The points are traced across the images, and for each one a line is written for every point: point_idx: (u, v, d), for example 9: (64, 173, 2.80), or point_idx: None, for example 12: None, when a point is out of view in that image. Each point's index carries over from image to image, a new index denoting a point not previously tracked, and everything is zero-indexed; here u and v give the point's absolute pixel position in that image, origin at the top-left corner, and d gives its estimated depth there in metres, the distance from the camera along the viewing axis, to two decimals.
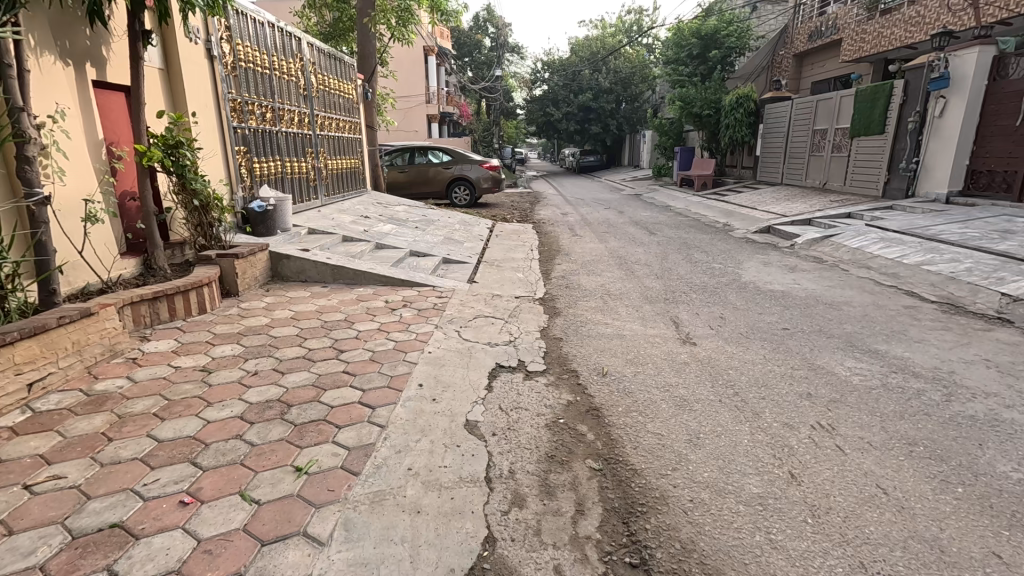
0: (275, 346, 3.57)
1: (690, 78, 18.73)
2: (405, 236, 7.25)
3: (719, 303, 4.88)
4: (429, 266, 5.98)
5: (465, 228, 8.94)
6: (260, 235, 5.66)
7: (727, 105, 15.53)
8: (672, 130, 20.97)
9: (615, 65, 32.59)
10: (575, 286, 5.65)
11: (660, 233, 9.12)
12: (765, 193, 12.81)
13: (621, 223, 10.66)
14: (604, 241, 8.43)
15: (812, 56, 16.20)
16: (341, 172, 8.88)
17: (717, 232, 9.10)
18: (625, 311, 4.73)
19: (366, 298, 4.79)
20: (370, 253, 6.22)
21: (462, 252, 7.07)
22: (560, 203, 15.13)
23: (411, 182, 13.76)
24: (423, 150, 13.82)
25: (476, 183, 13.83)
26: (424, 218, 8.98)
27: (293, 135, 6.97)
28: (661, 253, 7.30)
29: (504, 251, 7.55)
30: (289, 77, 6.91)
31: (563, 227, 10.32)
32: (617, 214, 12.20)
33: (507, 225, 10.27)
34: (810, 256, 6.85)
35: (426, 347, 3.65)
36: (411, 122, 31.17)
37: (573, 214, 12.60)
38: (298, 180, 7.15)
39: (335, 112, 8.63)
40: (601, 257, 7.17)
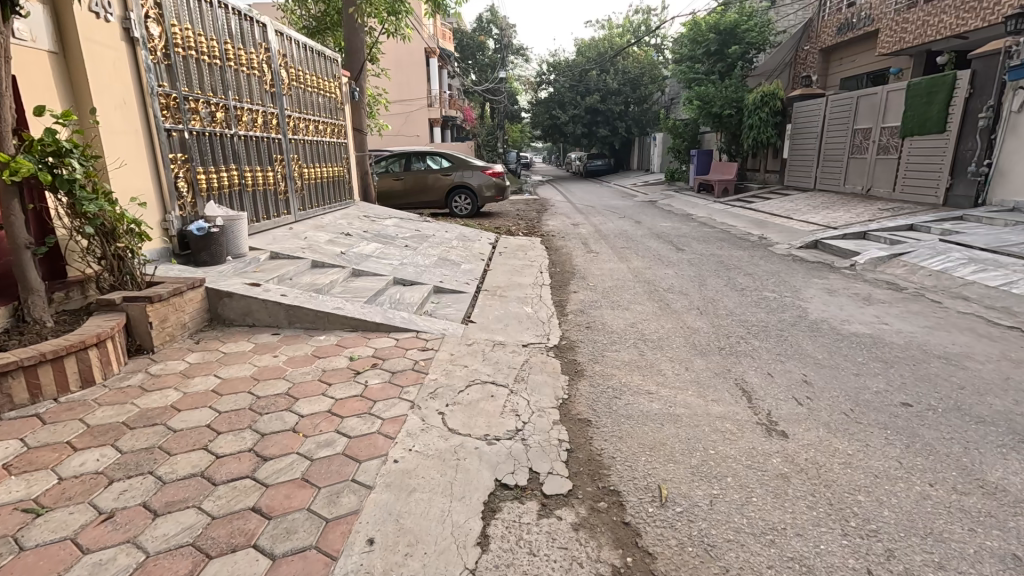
0: (166, 450, 2.40)
1: (707, 76, 17.45)
2: (392, 258, 6.13)
3: (792, 354, 3.70)
4: (417, 300, 4.84)
5: (464, 244, 7.80)
6: (203, 264, 4.52)
7: (750, 105, 14.28)
8: (687, 132, 19.74)
9: (623, 65, 31.47)
10: (599, 326, 4.47)
11: (688, 249, 7.92)
12: (798, 200, 11.56)
13: (640, 235, 9.45)
14: (625, 259, 7.24)
15: (841, 49, 14.88)
16: (321, 182, 7.75)
17: (755, 247, 7.89)
18: (670, 368, 3.56)
19: (326, 354, 3.61)
20: (346, 283, 5.09)
21: (459, 278, 5.92)
22: (570, 211, 13.96)
23: (408, 190, 12.63)
24: (420, 156, 12.67)
25: (478, 191, 12.71)
26: (418, 234, 7.86)
27: (255, 139, 5.84)
28: (697, 276, 6.11)
29: (509, 275, 6.37)
30: (250, 71, 5.78)
31: (576, 241, 9.15)
32: (635, 224, 11.02)
33: (513, 239, 9.10)
34: (882, 281, 5.62)
35: (392, 449, 2.46)
36: (413, 126, 30.22)
37: (585, 224, 11.43)
38: (263, 193, 6.02)
39: (314, 113, 7.50)
40: (625, 282, 5.99)
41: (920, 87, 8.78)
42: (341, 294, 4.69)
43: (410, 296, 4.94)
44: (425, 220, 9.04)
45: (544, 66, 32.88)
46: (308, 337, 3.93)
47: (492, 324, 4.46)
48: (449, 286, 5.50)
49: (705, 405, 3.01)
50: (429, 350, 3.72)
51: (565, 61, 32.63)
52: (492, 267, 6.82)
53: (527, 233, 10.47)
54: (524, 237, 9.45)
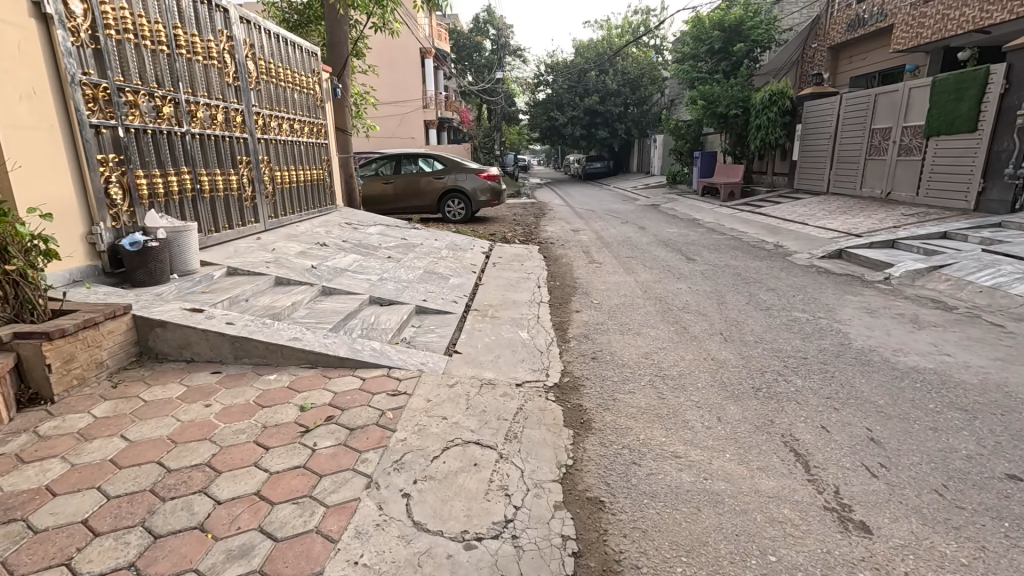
0: (8, 569, 1.71)
1: (710, 76, 16.81)
2: (371, 272, 5.45)
3: (845, 398, 3.03)
4: (395, 324, 4.16)
5: (454, 255, 7.12)
6: (139, 284, 3.84)
7: (757, 106, 13.62)
8: (689, 133, 19.14)
9: (622, 65, 30.89)
10: (607, 357, 3.79)
11: (700, 259, 7.25)
12: (811, 204, 10.90)
13: (645, 243, 8.78)
14: (631, 271, 6.56)
15: (851, 46, 14.26)
16: (297, 186, 7.07)
17: (772, 257, 7.23)
18: (698, 417, 2.88)
19: (273, 401, 2.92)
20: (313, 303, 4.40)
21: (445, 294, 5.24)
22: (569, 215, 13.32)
23: (398, 195, 11.95)
24: (411, 158, 11.98)
25: (472, 196, 12.02)
26: (404, 243, 7.18)
27: (214, 139, 5.17)
28: (714, 292, 5.45)
29: (503, 290, 5.68)
30: (208, 62, 5.12)
31: (576, 249, 8.48)
32: (639, 230, 10.36)
33: (509, 247, 8.42)
34: (925, 298, 4.96)
35: (330, 562, 1.77)
36: (407, 128, 29.71)
37: (585, 230, 10.77)
38: (224, 199, 5.34)
39: (289, 111, 6.82)
40: (633, 299, 5.32)
41: (947, 83, 8.22)
42: (305, 318, 4.00)
43: (386, 320, 4.26)
44: (414, 228, 8.36)
45: (541, 67, 32.27)
46: (255, 377, 3.23)
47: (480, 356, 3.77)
48: (433, 306, 4.82)
49: (750, 477, 2.33)
50: (401, 394, 3.03)
51: (563, 61, 32.02)
52: (484, 281, 6.13)
53: (524, 240, 9.78)
54: (521, 245, 8.76)
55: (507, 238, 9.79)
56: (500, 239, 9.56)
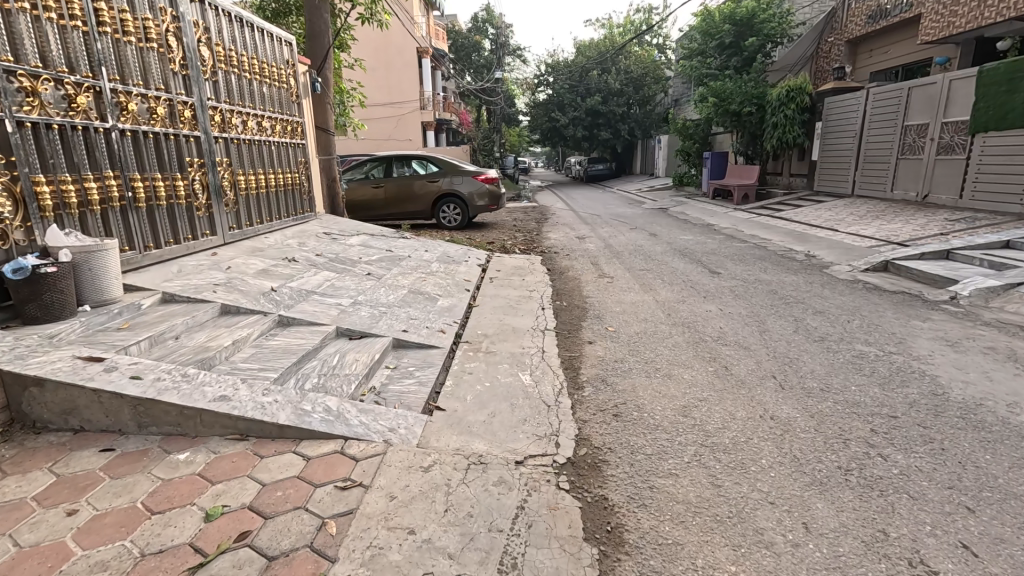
0: None
1: (721, 73, 15.96)
2: (344, 295, 4.58)
3: (975, 490, 2.16)
4: (363, 368, 3.28)
5: (446, 269, 6.26)
6: (31, 320, 2.98)
7: (772, 104, 12.79)
8: (697, 133, 18.32)
9: (625, 65, 30.10)
10: (634, 415, 2.92)
11: (724, 272, 6.40)
12: (836, 208, 10.04)
13: (660, 253, 7.92)
14: (649, 288, 5.71)
15: (872, 40, 13.41)
16: (266, 192, 6.21)
17: (807, 269, 6.37)
18: (776, 525, 2.01)
19: (169, 505, 2.04)
20: (262, 341, 3.53)
21: (431, 322, 4.37)
22: (573, 221, 12.48)
23: (390, 199, 11.13)
24: (402, 160, 11.15)
25: (468, 201, 11.17)
26: (389, 256, 6.33)
27: (154, 136, 4.33)
28: (751, 316, 4.60)
29: (500, 314, 4.82)
30: (147, 44, 4.28)
31: (583, 260, 7.65)
32: (650, 238, 9.50)
33: (508, 259, 7.56)
34: (1012, 325, 4.09)
35: None
36: (405, 130, 29.07)
37: (592, 237, 9.91)
38: (168, 209, 4.49)
39: (256, 107, 5.97)
40: (656, 326, 4.46)
41: (998, 72, 7.45)
42: (246, 363, 3.13)
43: (352, 363, 3.38)
44: (401, 237, 7.51)
45: (542, 67, 31.47)
46: (159, 457, 2.36)
47: (469, 414, 2.91)
48: (415, 338, 3.95)
49: None
50: (354, 487, 2.17)
51: (564, 61, 31.22)
52: (478, 302, 5.28)
53: (524, 249, 8.94)
54: (523, 256, 7.93)
55: (507, 247, 8.94)
56: (499, 248, 8.69)
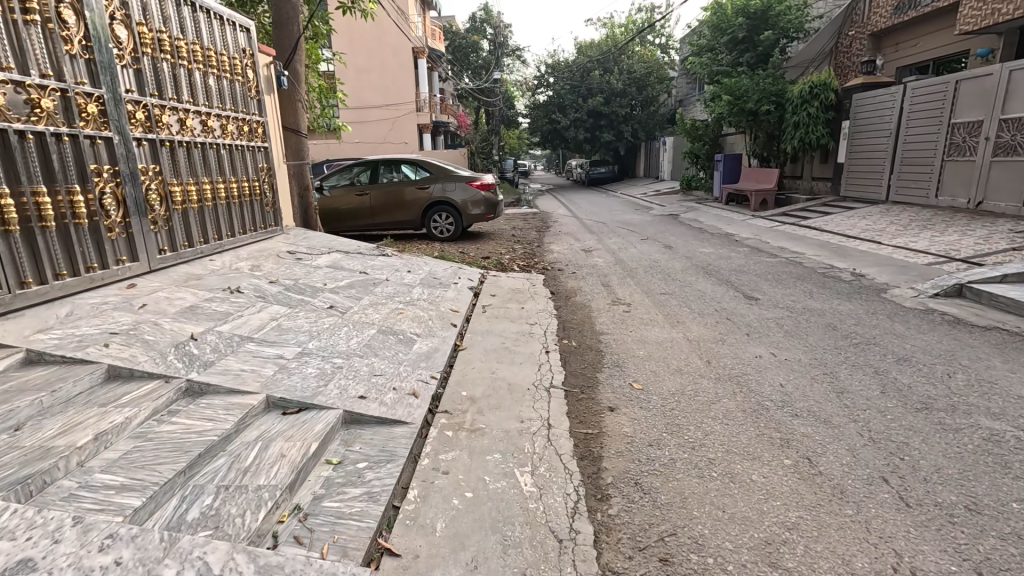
0: None
1: (733, 70, 14.94)
2: (291, 341, 3.55)
3: None
4: (286, 475, 2.24)
5: (429, 296, 5.22)
6: None
7: (792, 101, 11.78)
8: (707, 134, 17.32)
9: (627, 64, 29.15)
10: (695, 567, 1.88)
11: (762, 298, 5.36)
12: (871, 217, 9.01)
13: (680, 270, 6.89)
14: (675, 322, 4.67)
15: (898, 32, 12.40)
16: (215, 204, 5.17)
17: (862, 294, 5.34)
18: None
19: None
20: (151, 425, 2.48)
21: (400, 379, 3.32)
22: (577, 230, 11.46)
23: (376, 208, 10.12)
24: (391, 165, 10.22)
25: (461, 209, 10.10)
26: (360, 281, 5.30)
27: (35, 137, 3.30)
28: (816, 365, 3.57)
29: (493, 363, 3.78)
30: (23, 16, 3.29)
31: (592, 279, 6.62)
32: (665, 250, 8.47)
33: (505, 280, 6.52)
34: None
35: None
36: (401, 132, 28.10)
37: (599, 249, 8.88)
38: (59, 231, 3.47)
39: (200, 102, 4.95)
40: (695, 383, 3.42)
41: None
42: (103, 475, 2.07)
43: (274, 461, 2.34)
44: (382, 255, 6.49)
45: (542, 67, 30.53)
46: None
47: (436, 568, 1.88)
48: (374, 410, 2.91)
49: None
50: None
51: (564, 60, 30.29)
52: (466, 343, 4.23)
53: (524, 263, 7.90)
54: (523, 274, 6.90)
55: (504, 262, 7.92)
56: (495, 264, 7.66)
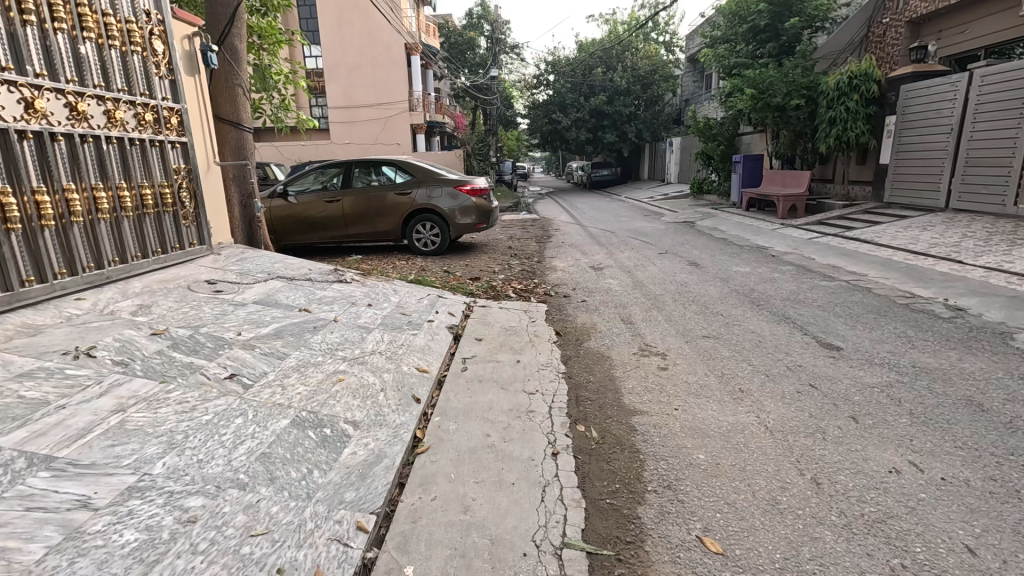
0: None
1: (753, 63, 13.54)
2: (122, 463, 2.11)
3: None
4: None
5: (388, 348, 3.79)
6: None
7: (827, 93, 10.41)
8: (722, 133, 15.93)
9: (631, 61, 27.74)
10: None
11: (844, 346, 3.95)
12: (934, 228, 7.60)
13: (718, 299, 5.48)
14: (737, 393, 3.24)
15: (943, 17, 10.88)
16: (91, 220, 3.77)
17: (983, 342, 3.91)
18: None
19: None
20: None
21: (293, 545, 1.87)
22: (584, 241, 10.06)
23: (350, 216, 8.70)
24: (367, 166, 8.82)
25: (448, 218, 8.62)
26: (294, 326, 3.86)
27: None
28: (1004, 500, 2.14)
29: (469, 486, 2.35)
30: None
31: (607, 311, 5.20)
32: (692, 268, 7.06)
33: (498, 313, 5.09)
34: None
35: None
36: (393, 133, 26.73)
37: (612, 266, 7.46)
38: None
39: (60, 78, 3.55)
40: (812, 541, 1.98)
41: None
42: None
43: None
44: (338, 282, 5.06)
45: (541, 64, 29.17)
46: None
47: None
48: None
49: None
50: None
51: (564, 57, 28.92)
52: (430, 436, 2.79)
53: (522, 286, 6.47)
54: (520, 304, 5.47)
55: (498, 283, 6.50)
56: (486, 287, 6.23)
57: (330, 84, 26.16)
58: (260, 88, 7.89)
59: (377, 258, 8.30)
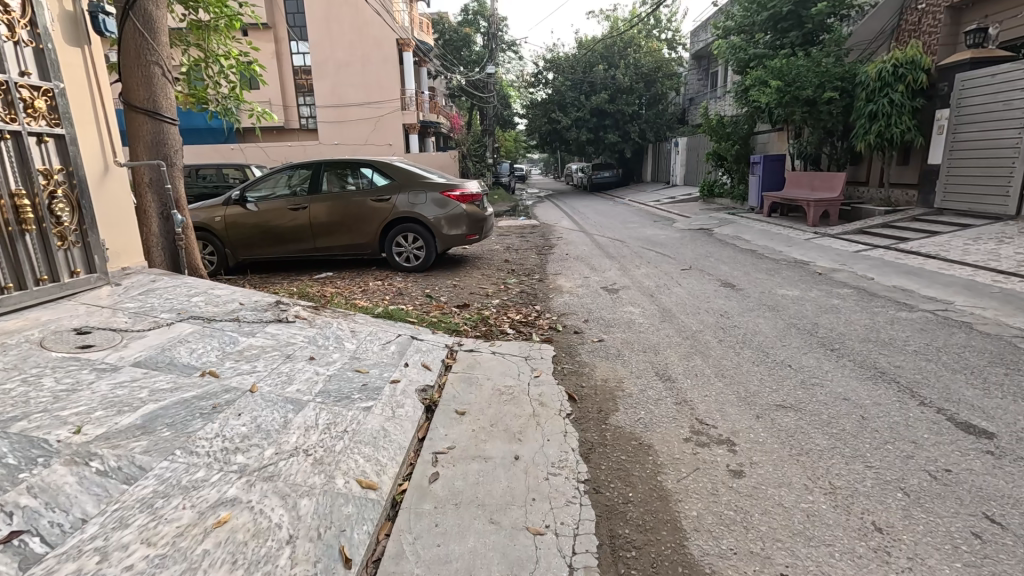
0: None
1: (775, 54, 12.27)
2: None
3: None
4: None
5: (321, 442, 2.51)
6: None
7: (866, 86, 9.24)
8: (737, 131, 14.71)
9: (634, 58, 26.49)
10: None
11: (995, 430, 2.70)
12: (1013, 241, 6.37)
13: (775, 338, 4.24)
14: (876, 540, 1.97)
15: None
16: None
17: None
18: None
19: None
20: None
21: None
22: (591, 253, 8.83)
23: (318, 226, 7.44)
24: (340, 168, 7.54)
25: (433, 228, 7.32)
26: (182, 407, 2.58)
27: None
28: None
29: None
30: None
31: (634, 358, 3.94)
32: (728, 291, 5.81)
33: (489, 363, 3.83)
34: None
35: None
36: (384, 133, 25.46)
37: (629, 288, 6.21)
38: None
39: None
40: None
41: None
42: None
43: None
44: (275, 324, 3.79)
45: (540, 62, 27.95)
46: None
47: None
48: None
49: None
50: None
51: (564, 54, 27.70)
52: None
53: (521, 315, 5.21)
54: (519, 346, 4.21)
55: (493, 312, 5.26)
56: (477, 318, 4.97)
57: (318, 82, 24.96)
58: (205, 74, 6.64)
59: (349, 276, 7.03)
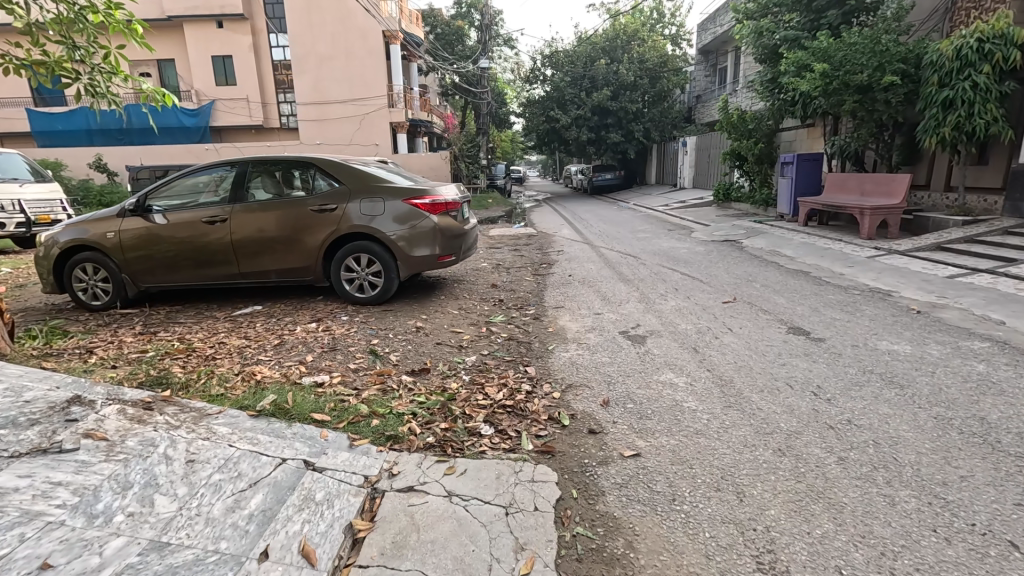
0: None
1: (811, 36, 10.49)
2: None
3: None
4: None
5: None
6: None
7: (939, 67, 7.52)
8: (760, 127, 12.98)
9: (638, 52, 24.72)
10: None
11: None
12: None
13: (939, 459, 2.46)
14: None
15: None
16: None
17: None
18: None
19: None
20: None
21: None
22: (601, 275, 7.06)
23: (244, 245, 5.66)
24: (275, 170, 5.76)
25: (393, 247, 5.52)
26: None
27: None
28: None
29: None
30: None
31: (705, 511, 2.16)
32: (805, 344, 4.05)
33: (435, 531, 2.03)
34: None
35: None
36: (370, 133, 23.70)
37: (660, 336, 4.44)
38: None
39: None
40: None
41: None
42: None
43: None
44: (21, 464, 2.01)
45: (537, 57, 26.21)
46: None
47: None
48: None
49: None
50: None
51: (563, 49, 25.94)
52: None
53: (505, 390, 3.42)
54: (495, 475, 2.42)
55: (464, 386, 3.47)
56: (435, 401, 3.18)
57: (300, 79, 23.17)
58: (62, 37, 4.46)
59: (279, 313, 5.25)
